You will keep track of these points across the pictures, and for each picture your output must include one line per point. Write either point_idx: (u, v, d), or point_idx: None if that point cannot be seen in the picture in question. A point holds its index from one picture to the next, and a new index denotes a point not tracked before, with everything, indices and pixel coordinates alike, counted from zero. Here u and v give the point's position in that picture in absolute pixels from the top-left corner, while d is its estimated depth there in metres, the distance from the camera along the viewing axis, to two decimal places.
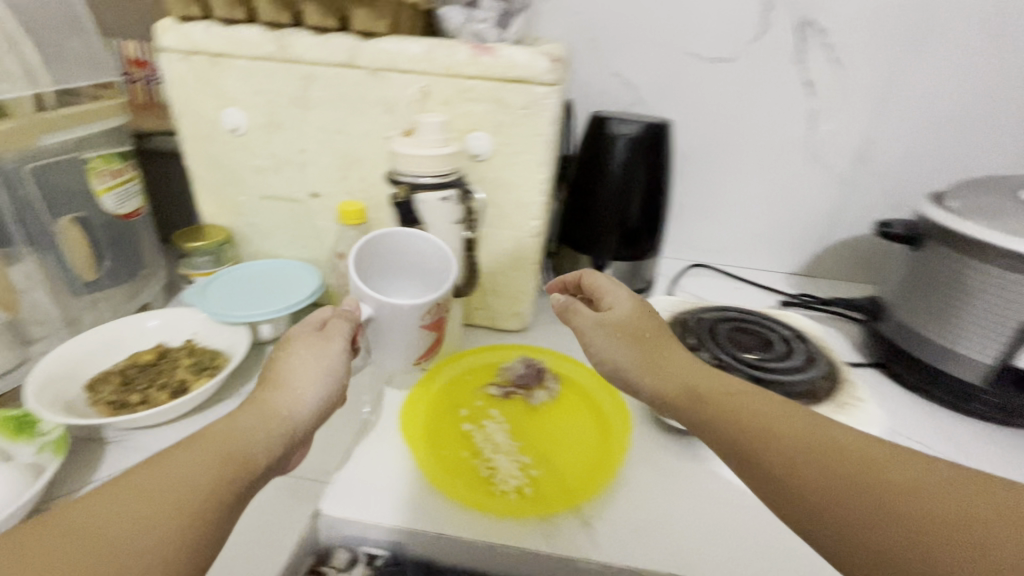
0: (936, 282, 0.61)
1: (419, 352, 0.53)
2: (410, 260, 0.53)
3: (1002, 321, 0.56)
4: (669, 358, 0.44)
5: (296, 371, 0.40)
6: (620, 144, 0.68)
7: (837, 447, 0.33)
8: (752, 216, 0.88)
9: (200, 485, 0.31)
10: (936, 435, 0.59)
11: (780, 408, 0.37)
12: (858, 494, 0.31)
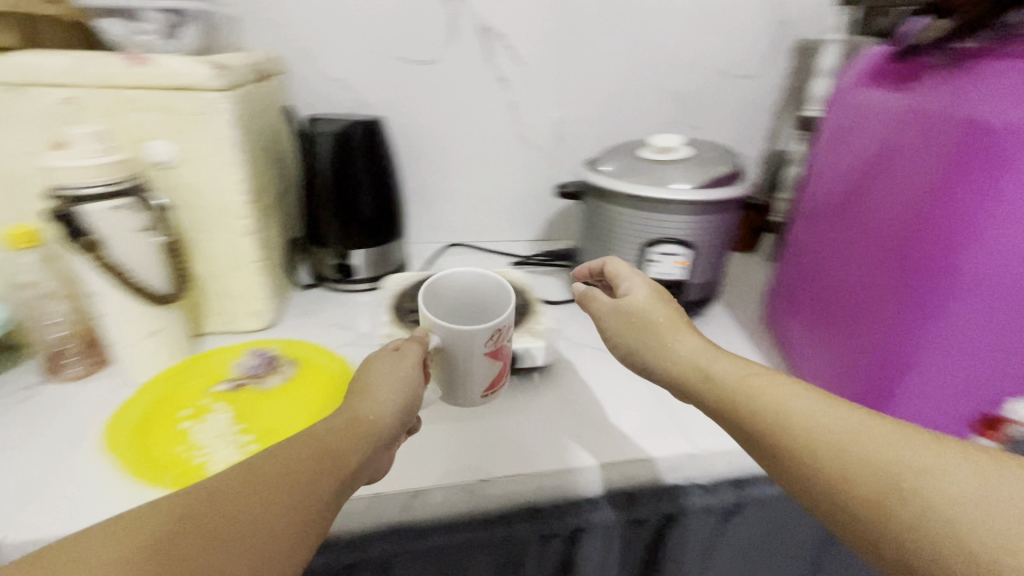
0: (593, 220, 0.80)
1: (484, 383, 0.58)
2: (468, 298, 0.63)
3: (632, 244, 0.76)
4: (682, 334, 0.48)
5: (383, 385, 0.45)
6: (330, 142, 0.73)
7: (806, 402, 0.37)
8: (486, 194, 1.02)
9: (301, 474, 0.35)
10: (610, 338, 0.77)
11: (776, 379, 0.40)
12: (799, 431, 0.36)
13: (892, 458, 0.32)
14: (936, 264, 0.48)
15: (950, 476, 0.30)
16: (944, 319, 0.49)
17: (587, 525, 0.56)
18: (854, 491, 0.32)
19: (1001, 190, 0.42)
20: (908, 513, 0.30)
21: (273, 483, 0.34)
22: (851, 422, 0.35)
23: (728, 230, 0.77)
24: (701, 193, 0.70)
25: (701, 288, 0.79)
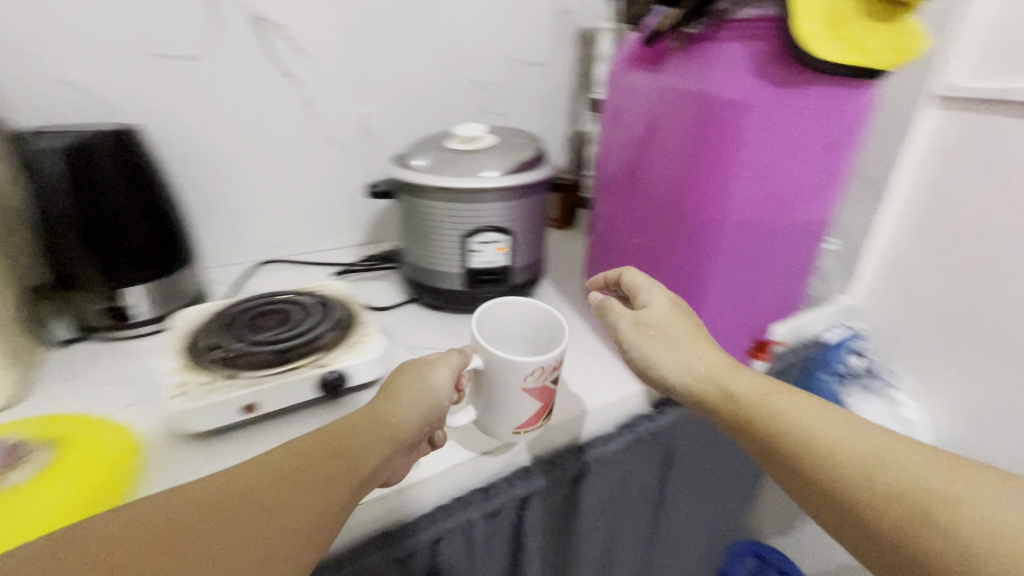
0: (410, 219, 0.77)
1: (524, 419, 0.55)
2: (524, 326, 0.63)
3: (453, 237, 0.74)
4: (702, 351, 0.51)
5: (409, 395, 0.48)
6: (61, 160, 0.59)
7: (812, 416, 0.41)
8: (293, 201, 0.93)
9: (318, 478, 0.38)
10: (445, 340, 0.76)
11: (788, 397, 0.44)
12: (823, 450, 0.39)
13: (907, 479, 0.35)
14: (702, 223, 0.55)
15: (949, 487, 0.34)
16: (713, 268, 0.57)
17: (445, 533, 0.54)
18: (887, 521, 0.34)
19: (737, 154, 0.50)
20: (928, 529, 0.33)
21: (294, 480, 0.37)
22: (866, 441, 0.38)
23: (540, 211, 0.80)
24: (510, 176, 0.72)
25: (525, 271, 0.81)
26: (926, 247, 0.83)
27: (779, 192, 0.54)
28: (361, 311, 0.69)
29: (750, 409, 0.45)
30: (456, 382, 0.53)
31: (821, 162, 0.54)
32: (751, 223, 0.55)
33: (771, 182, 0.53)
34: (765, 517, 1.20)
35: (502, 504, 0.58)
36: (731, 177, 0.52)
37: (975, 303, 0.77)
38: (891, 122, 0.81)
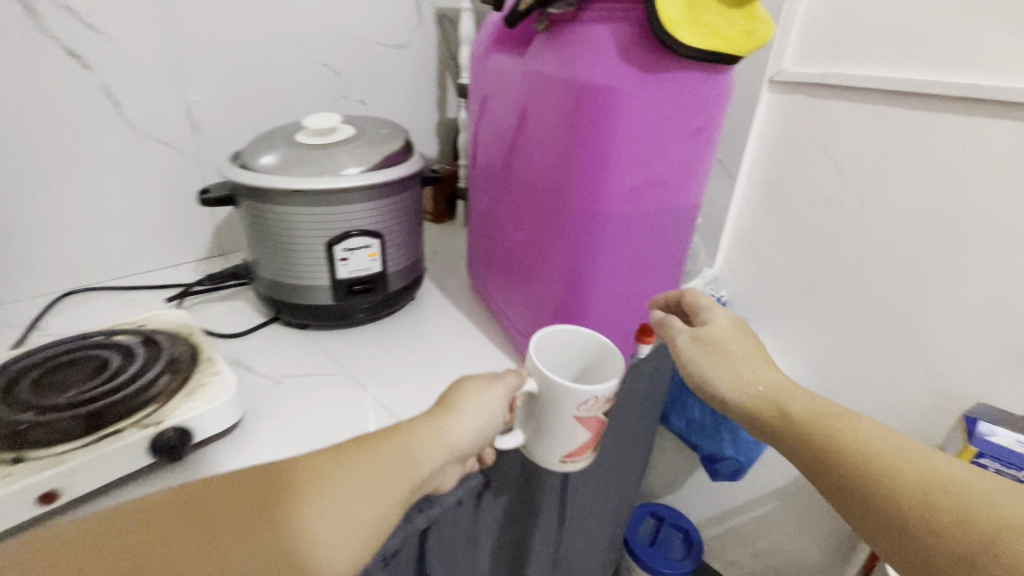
0: (259, 227, 0.66)
1: (571, 446, 0.55)
2: (567, 356, 0.59)
3: (316, 245, 0.65)
4: (759, 368, 0.53)
5: (468, 410, 0.48)
6: None
7: (872, 430, 0.42)
8: (103, 214, 0.78)
9: (382, 490, 0.39)
10: (316, 361, 0.67)
11: (847, 414, 0.44)
12: (875, 464, 0.39)
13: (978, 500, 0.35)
14: (579, 216, 0.53)
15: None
16: (594, 261, 0.56)
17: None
18: (930, 537, 0.35)
19: (607, 144, 0.49)
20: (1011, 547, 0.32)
21: (364, 490, 0.38)
22: (932, 458, 0.39)
23: (412, 210, 0.73)
24: (374, 174, 0.64)
25: (401, 277, 0.74)
26: (772, 217, 0.91)
27: (653, 181, 0.53)
28: (205, 344, 0.58)
29: (804, 420, 0.46)
30: (512, 402, 0.53)
31: (691, 149, 0.54)
32: (628, 213, 0.54)
33: (644, 171, 0.52)
34: (660, 480, 1.28)
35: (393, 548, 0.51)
36: (604, 167, 0.50)
37: (815, 263, 0.87)
38: None
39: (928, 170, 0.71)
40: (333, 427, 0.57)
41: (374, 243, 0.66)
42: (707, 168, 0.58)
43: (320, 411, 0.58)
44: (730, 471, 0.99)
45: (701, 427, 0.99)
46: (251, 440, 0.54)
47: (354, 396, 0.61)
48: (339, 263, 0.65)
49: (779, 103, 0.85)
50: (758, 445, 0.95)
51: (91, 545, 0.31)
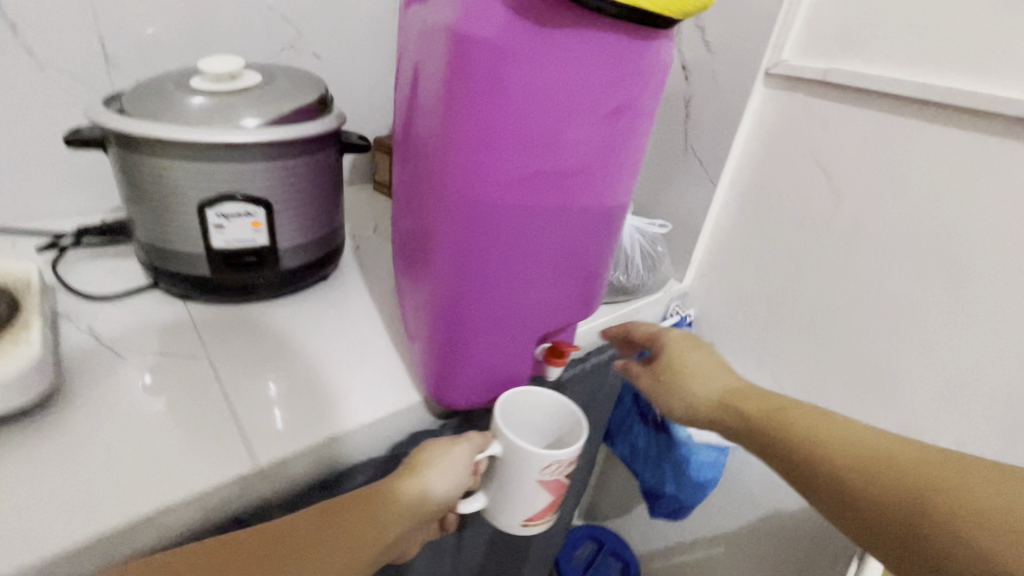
0: (127, 181, 0.57)
1: (532, 504, 0.57)
2: (531, 417, 0.59)
3: (188, 207, 0.56)
4: (711, 368, 0.56)
5: (431, 473, 0.49)
6: None
7: (845, 430, 0.45)
8: None
9: (345, 562, 0.43)
10: (184, 337, 0.59)
11: (800, 409, 0.48)
12: (840, 443, 0.44)
13: (958, 497, 0.38)
14: (451, 205, 0.43)
15: (995, 502, 0.37)
16: (473, 262, 0.45)
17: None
18: (909, 522, 0.39)
19: (478, 114, 0.38)
20: (963, 489, 0.38)
21: (332, 567, 0.42)
22: (910, 476, 0.40)
23: (320, 178, 0.63)
24: (254, 131, 0.54)
25: (302, 254, 0.64)
26: (753, 235, 0.79)
27: (548, 169, 0.42)
28: (31, 307, 0.50)
29: (776, 434, 0.48)
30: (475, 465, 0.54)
31: (603, 134, 0.42)
32: (514, 208, 0.43)
33: (533, 155, 0.41)
34: (605, 501, 1.19)
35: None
36: (477, 144, 0.40)
37: (793, 293, 0.76)
38: (724, 95, 0.74)
39: (930, 209, 0.61)
40: (155, 424, 0.48)
41: (254, 211, 0.57)
42: (632, 162, 0.46)
43: (150, 401, 0.50)
44: (670, 509, 0.91)
45: (646, 457, 0.90)
46: (51, 426, 0.46)
47: (199, 386, 0.53)
48: (210, 229, 0.57)
49: (776, 100, 0.72)
50: (704, 490, 0.85)
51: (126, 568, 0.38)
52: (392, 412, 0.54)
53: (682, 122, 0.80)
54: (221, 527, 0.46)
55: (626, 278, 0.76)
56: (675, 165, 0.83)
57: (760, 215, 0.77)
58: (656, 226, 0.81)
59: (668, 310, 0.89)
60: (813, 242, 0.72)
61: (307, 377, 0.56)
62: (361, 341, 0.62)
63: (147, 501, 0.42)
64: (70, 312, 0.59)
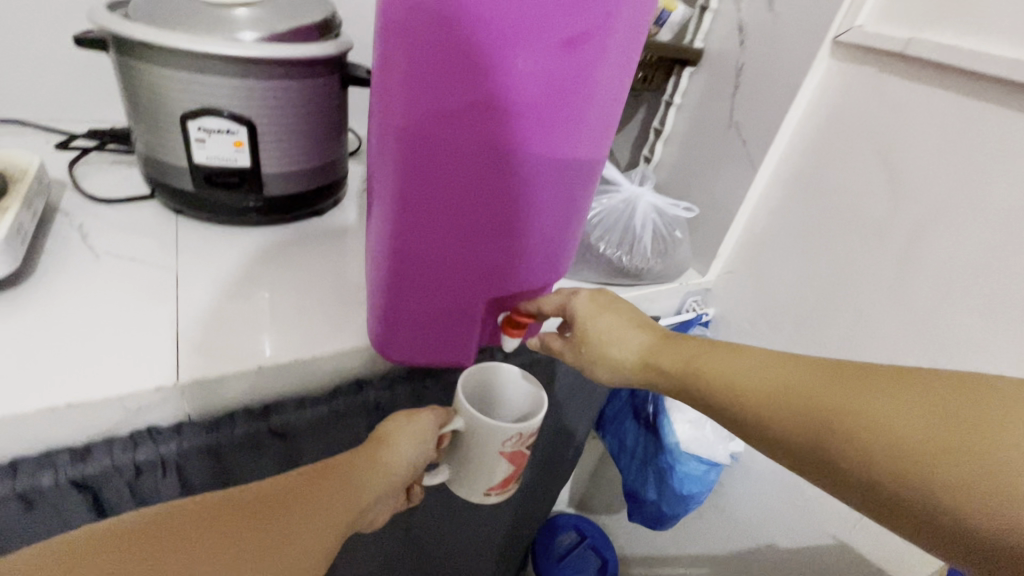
0: (124, 84, 0.57)
1: (494, 477, 0.54)
2: (501, 395, 0.56)
3: (175, 119, 0.56)
4: (632, 324, 0.49)
5: (400, 443, 0.48)
6: None
7: (753, 367, 0.42)
8: None
9: (337, 511, 0.42)
10: (163, 250, 0.59)
11: (713, 355, 0.44)
12: (757, 402, 0.40)
13: (873, 424, 0.35)
14: (383, 127, 0.38)
15: (916, 422, 0.34)
16: (403, 202, 0.41)
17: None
18: (832, 455, 0.36)
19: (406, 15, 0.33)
20: (877, 420, 0.35)
21: (327, 515, 0.41)
22: (822, 406, 0.37)
23: (314, 107, 0.60)
24: (236, 45, 0.52)
25: (289, 184, 0.63)
26: (794, 232, 0.69)
27: (484, 99, 0.36)
28: (22, 195, 0.53)
29: (697, 383, 0.44)
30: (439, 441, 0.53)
31: (552, 61, 0.35)
32: (447, 143, 0.38)
33: (465, 78, 0.35)
34: (596, 493, 1.13)
35: (93, 474, 0.44)
36: (400, 59, 0.35)
37: (829, 304, 0.66)
38: (783, 64, 0.64)
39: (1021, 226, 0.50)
40: (101, 324, 0.48)
41: (238, 130, 0.56)
42: (601, 107, 0.38)
43: (107, 302, 0.51)
44: (651, 520, 0.84)
45: (631, 457, 0.83)
46: (11, 309, 0.48)
47: (159, 296, 0.53)
48: (193, 143, 0.56)
49: (846, 76, 0.61)
50: (686, 503, 0.78)
51: (88, 547, 0.33)
52: (336, 353, 0.51)
53: (732, 93, 0.70)
54: (136, 437, 0.45)
55: (629, 259, 0.70)
56: (716, 143, 0.73)
57: (806, 210, 0.67)
58: (682, 209, 0.72)
59: (683, 304, 0.81)
60: (863, 248, 0.62)
61: (265, 305, 0.54)
62: (332, 279, 0.60)
63: (63, 396, 0.42)
64: (68, 209, 0.61)
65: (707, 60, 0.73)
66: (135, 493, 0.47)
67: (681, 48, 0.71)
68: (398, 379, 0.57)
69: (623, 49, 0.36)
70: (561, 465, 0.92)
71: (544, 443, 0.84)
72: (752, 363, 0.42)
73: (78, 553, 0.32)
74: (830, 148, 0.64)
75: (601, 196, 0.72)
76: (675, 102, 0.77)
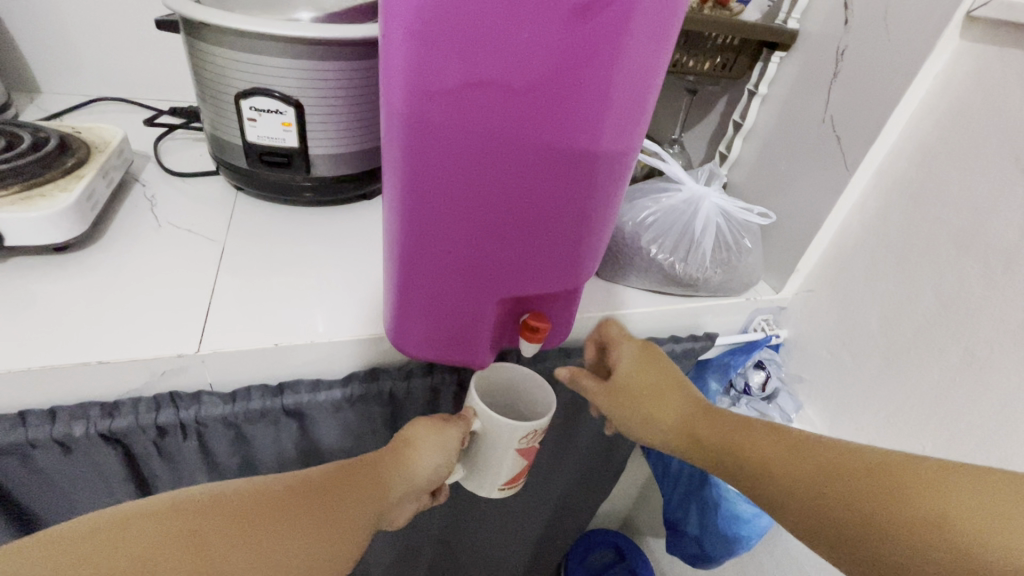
0: (192, 59, 0.59)
1: (507, 476, 0.52)
2: (509, 390, 0.55)
3: (232, 94, 0.57)
4: (678, 394, 0.47)
5: (424, 450, 0.46)
6: None
7: (798, 448, 0.40)
8: (126, 27, 0.77)
9: (361, 516, 0.39)
10: (218, 223, 0.62)
11: (759, 431, 0.42)
12: (802, 482, 0.38)
13: (911, 511, 0.33)
14: (387, 105, 0.35)
15: (947, 502, 0.32)
16: (411, 191, 0.38)
17: (25, 443, 0.45)
18: (880, 540, 0.33)
19: None
20: (903, 496, 0.33)
21: (350, 522, 0.38)
22: (853, 482, 0.35)
23: (359, 90, 0.59)
24: (288, 25, 0.52)
25: (334, 165, 0.63)
26: (893, 251, 0.58)
27: (488, 78, 0.32)
28: (99, 161, 0.58)
29: (729, 456, 0.42)
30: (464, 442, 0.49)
31: (565, 36, 0.30)
32: (451, 127, 0.34)
33: (467, 53, 0.31)
34: (638, 514, 1.06)
35: (120, 429, 0.47)
36: (397, 33, 0.32)
37: (929, 343, 0.55)
38: (896, 46, 0.53)
39: None
40: (145, 286, 0.52)
41: (287, 111, 0.57)
42: (627, 92, 0.33)
43: (156, 267, 0.54)
44: (691, 554, 0.77)
45: (673, 485, 0.76)
46: (76, 268, 0.53)
47: (205, 266, 0.55)
48: (245, 121, 0.58)
49: (982, 60, 0.49)
50: (731, 548, 0.70)
51: (114, 542, 0.30)
52: (350, 339, 0.51)
53: (828, 82, 0.60)
54: (160, 399, 0.48)
55: (683, 267, 0.62)
56: (804, 140, 0.63)
57: (911, 226, 0.56)
58: (754, 215, 0.65)
59: (750, 323, 0.72)
60: (983, 278, 0.50)
61: (297, 284, 0.55)
62: (363, 263, 0.59)
63: (92, 353, 0.44)
64: (145, 179, 0.67)
65: (801, 42, 0.62)
66: (160, 451, 0.50)
67: (770, 29, 0.62)
68: (415, 373, 0.56)
69: (653, 23, 0.31)
70: (598, 479, 0.86)
71: (579, 454, 0.79)
72: (803, 440, 0.40)
73: (105, 549, 0.29)
74: (949, 152, 0.52)
75: (660, 196, 0.65)
76: (759, 92, 0.68)
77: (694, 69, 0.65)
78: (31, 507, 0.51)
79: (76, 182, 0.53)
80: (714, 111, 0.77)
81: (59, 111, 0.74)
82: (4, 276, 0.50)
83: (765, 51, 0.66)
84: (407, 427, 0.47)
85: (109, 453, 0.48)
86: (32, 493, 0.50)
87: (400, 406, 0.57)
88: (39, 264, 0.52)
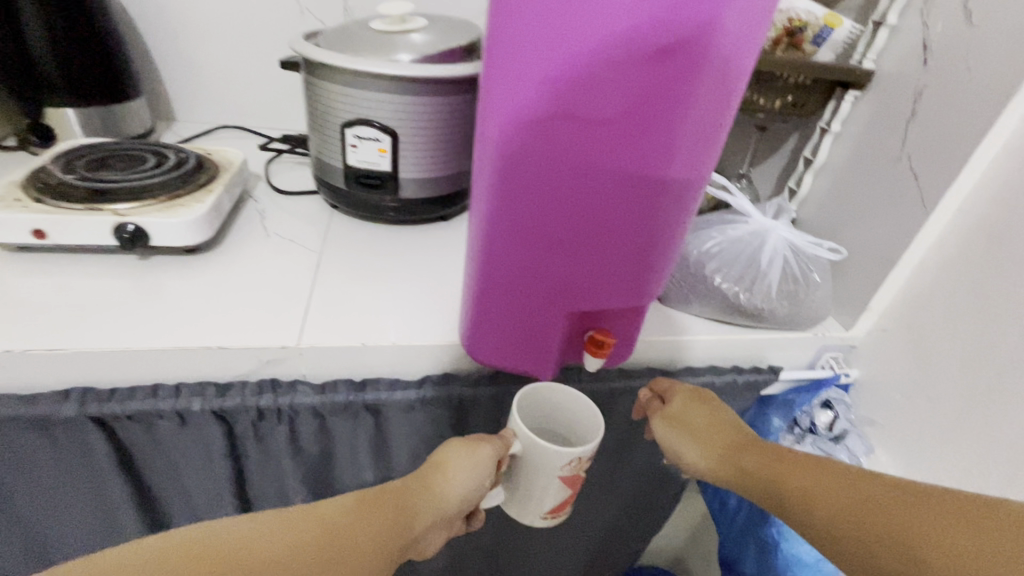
0: (307, 95, 0.69)
1: (550, 503, 0.53)
2: (554, 416, 0.56)
3: (338, 125, 0.65)
4: (731, 429, 0.49)
5: (454, 472, 0.46)
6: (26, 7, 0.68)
7: (834, 481, 0.39)
8: (253, 66, 0.89)
9: (384, 553, 0.39)
10: (316, 235, 0.70)
11: (798, 463, 0.43)
12: (835, 515, 0.37)
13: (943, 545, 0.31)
14: (482, 132, 0.40)
15: (978, 536, 0.31)
16: (495, 208, 0.42)
17: (154, 412, 0.53)
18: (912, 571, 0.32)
19: (507, 26, 0.35)
20: (932, 532, 0.32)
21: (370, 558, 0.38)
22: (884, 516, 0.35)
23: (448, 122, 0.66)
24: (392, 65, 0.60)
25: (420, 187, 0.69)
26: (976, 292, 0.56)
27: (573, 110, 0.36)
28: (225, 177, 0.68)
29: (772, 485, 0.42)
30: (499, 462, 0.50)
31: (645, 73, 0.34)
32: (537, 152, 0.38)
33: (556, 88, 0.35)
34: (691, 554, 1.03)
35: (229, 408, 0.54)
36: (497, 71, 0.37)
37: (1015, 389, 0.52)
38: (977, 86, 0.53)
39: None
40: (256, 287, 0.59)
41: (384, 139, 0.65)
42: (699, 124, 0.37)
43: (265, 271, 0.62)
44: None
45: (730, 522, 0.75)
46: (200, 267, 0.61)
47: (303, 273, 0.63)
48: (348, 147, 0.66)
49: None
50: None
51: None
52: (428, 344, 0.55)
53: (905, 121, 0.60)
54: (262, 385, 0.54)
55: (748, 297, 0.63)
56: (879, 176, 0.63)
57: (995, 266, 0.54)
58: (823, 249, 0.65)
59: (817, 360, 0.70)
60: None
61: (382, 292, 0.61)
62: (440, 278, 0.65)
63: (213, 339, 0.52)
64: (257, 195, 0.76)
65: (877, 82, 0.63)
66: (257, 432, 0.57)
67: (845, 69, 0.63)
68: (482, 380, 0.59)
69: (724, 63, 0.34)
70: (650, 509, 0.85)
71: (632, 481, 0.79)
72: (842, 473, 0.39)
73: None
74: None
75: (728, 227, 0.66)
76: (832, 129, 0.68)
77: (764, 107, 0.67)
78: (145, 474, 0.59)
79: (208, 193, 0.63)
80: (785, 147, 0.78)
81: (192, 136, 0.87)
82: (145, 271, 0.60)
83: (838, 90, 0.67)
84: (439, 450, 0.49)
85: (216, 429, 0.55)
86: (150, 459, 0.57)
87: (466, 410, 0.61)
88: (171, 262, 0.62)
